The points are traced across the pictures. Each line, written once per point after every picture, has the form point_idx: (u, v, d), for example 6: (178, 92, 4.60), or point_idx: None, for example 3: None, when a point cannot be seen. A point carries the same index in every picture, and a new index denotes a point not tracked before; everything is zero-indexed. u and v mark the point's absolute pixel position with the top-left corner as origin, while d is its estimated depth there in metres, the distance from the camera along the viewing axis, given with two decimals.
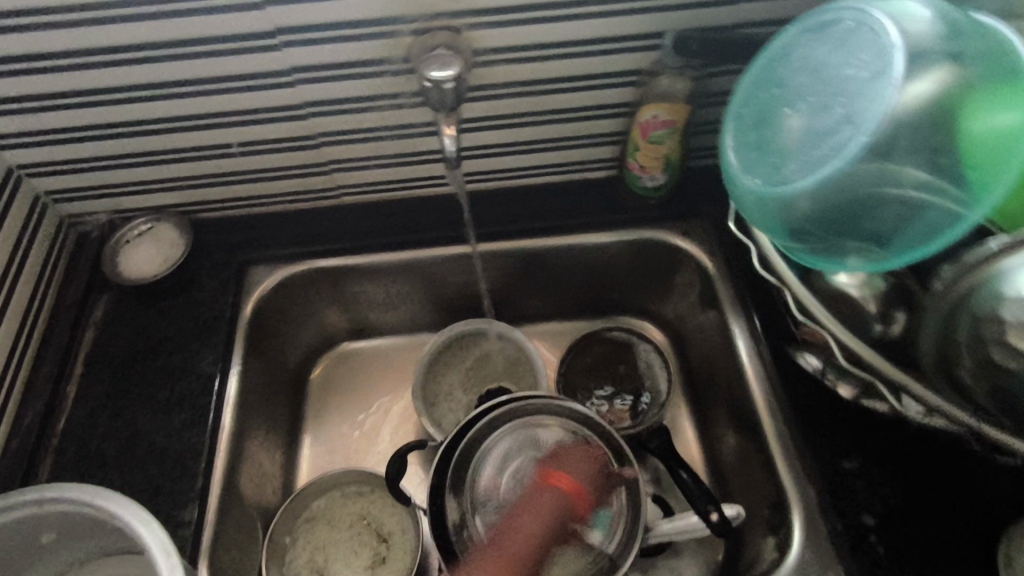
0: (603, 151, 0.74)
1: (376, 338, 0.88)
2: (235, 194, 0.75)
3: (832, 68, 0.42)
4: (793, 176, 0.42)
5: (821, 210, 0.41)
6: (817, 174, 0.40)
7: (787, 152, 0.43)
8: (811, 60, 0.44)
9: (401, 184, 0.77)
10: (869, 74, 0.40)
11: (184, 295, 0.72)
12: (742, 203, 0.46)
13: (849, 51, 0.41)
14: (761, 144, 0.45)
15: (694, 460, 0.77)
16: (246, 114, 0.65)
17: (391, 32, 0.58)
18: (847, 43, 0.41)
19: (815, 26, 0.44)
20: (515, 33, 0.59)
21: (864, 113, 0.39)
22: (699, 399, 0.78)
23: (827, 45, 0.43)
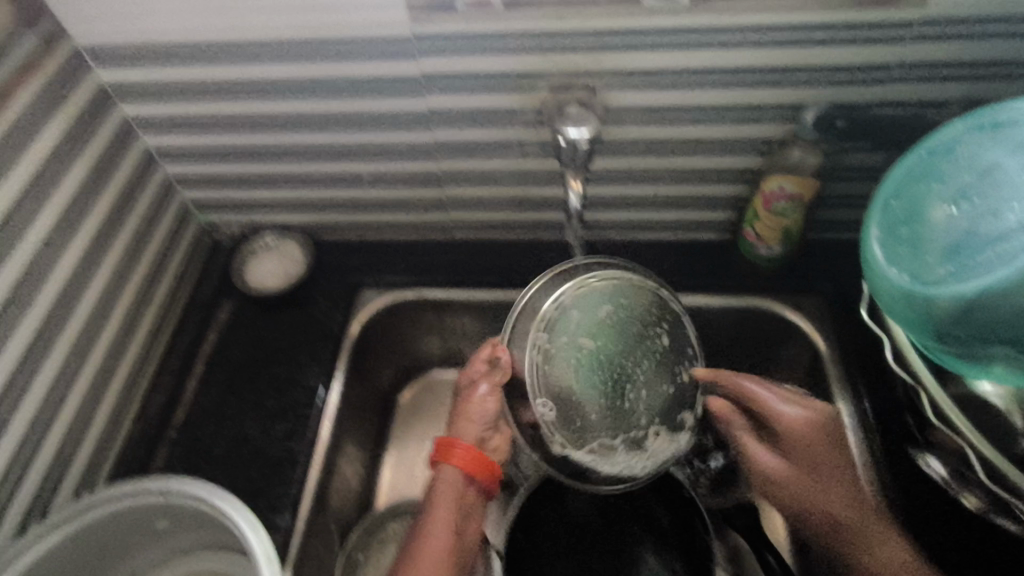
0: (719, 215, 0.73)
1: (466, 369, 0.90)
2: (358, 219, 0.80)
3: (1010, 174, 0.41)
4: (948, 275, 0.41)
5: (979, 316, 0.40)
6: (980, 277, 0.39)
7: (946, 251, 0.42)
8: (980, 160, 0.43)
9: (512, 226, 0.79)
10: None
11: (299, 309, 0.77)
12: (883, 293, 0.45)
13: None
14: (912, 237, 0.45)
15: (778, 542, 0.72)
16: (381, 149, 0.70)
17: (529, 87, 0.61)
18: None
19: (987, 126, 0.44)
20: (648, 96, 0.61)
21: None
22: None
23: (1003, 149, 0.42)
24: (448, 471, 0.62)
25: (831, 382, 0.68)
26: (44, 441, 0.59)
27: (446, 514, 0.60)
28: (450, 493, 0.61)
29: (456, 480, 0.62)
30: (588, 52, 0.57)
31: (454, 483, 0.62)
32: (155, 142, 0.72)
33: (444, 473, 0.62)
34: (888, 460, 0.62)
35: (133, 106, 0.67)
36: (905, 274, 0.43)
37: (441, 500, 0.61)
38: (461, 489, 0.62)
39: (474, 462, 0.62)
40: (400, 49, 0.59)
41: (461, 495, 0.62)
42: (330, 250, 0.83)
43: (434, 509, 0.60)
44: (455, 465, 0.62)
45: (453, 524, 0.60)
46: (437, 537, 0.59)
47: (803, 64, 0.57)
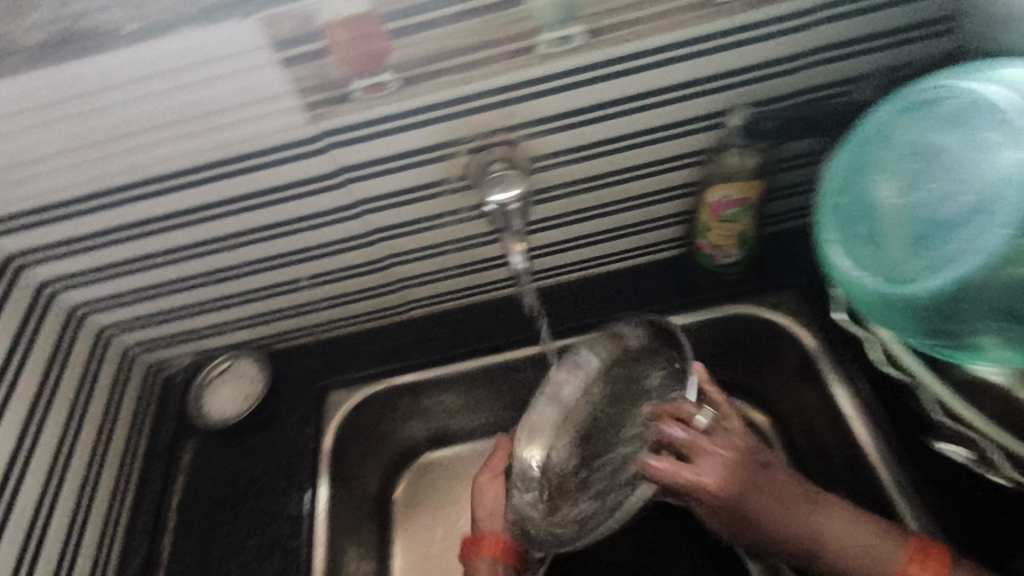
0: (672, 233, 0.71)
1: (457, 445, 0.85)
2: (310, 321, 0.76)
3: (951, 151, 0.40)
4: (920, 272, 0.39)
5: (962, 305, 0.37)
6: (948, 268, 0.37)
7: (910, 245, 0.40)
8: (916, 143, 0.43)
9: (467, 291, 0.75)
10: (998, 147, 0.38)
11: (268, 431, 0.72)
12: (862, 304, 0.43)
13: (969, 129, 0.40)
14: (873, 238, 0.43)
15: None
16: (314, 249, 0.66)
17: (450, 154, 0.58)
18: (964, 122, 0.40)
19: (919, 103, 0.43)
20: (572, 136, 0.58)
21: (997, 196, 0.36)
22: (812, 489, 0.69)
23: (938, 125, 0.42)
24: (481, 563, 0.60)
25: (823, 373, 0.65)
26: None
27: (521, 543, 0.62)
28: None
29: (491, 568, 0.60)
30: (499, 108, 0.55)
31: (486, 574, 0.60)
32: (76, 297, 0.67)
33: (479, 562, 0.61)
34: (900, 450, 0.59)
35: (41, 266, 0.63)
36: (876, 279, 0.41)
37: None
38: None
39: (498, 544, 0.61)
40: (306, 148, 0.56)
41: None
42: (287, 359, 0.78)
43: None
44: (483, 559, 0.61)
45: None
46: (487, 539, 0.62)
47: (716, 72, 0.55)
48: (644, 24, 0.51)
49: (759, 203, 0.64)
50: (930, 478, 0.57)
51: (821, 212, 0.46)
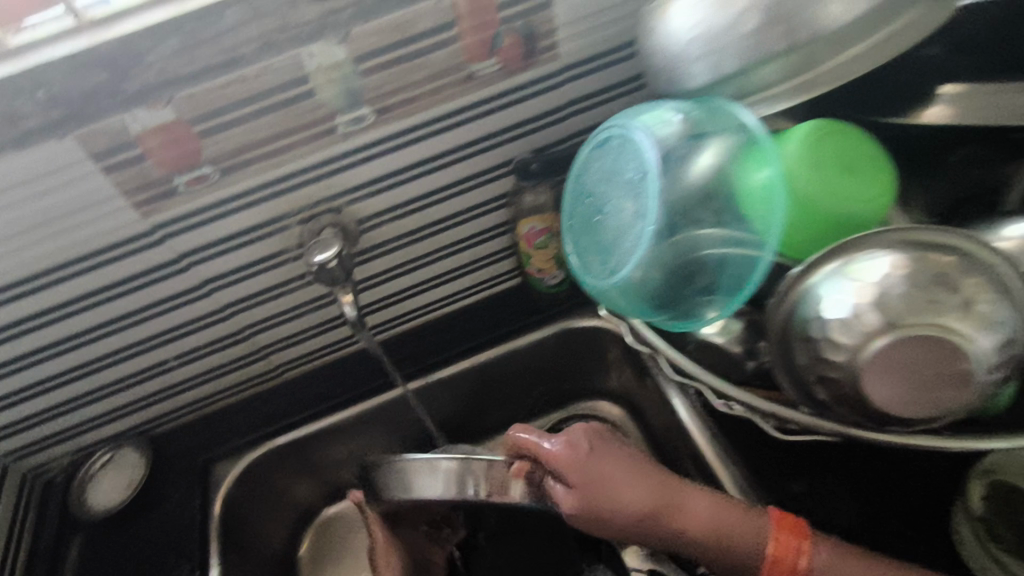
0: (504, 266, 0.81)
1: (353, 497, 0.90)
2: (185, 401, 0.80)
3: (621, 175, 0.52)
4: (621, 265, 0.51)
5: (648, 284, 0.51)
6: (631, 260, 0.50)
7: (611, 251, 0.52)
8: (602, 171, 0.54)
9: (334, 347, 0.82)
10: (642, 175, 0.50)
11: (153, 513, 0.75)
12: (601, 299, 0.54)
13: (627, 160, 0.52)
14: (591, 249, 0.55)
15: None
16: (175, 331, 0.71)
17: (281, 228, 0.66)
18: (623, 154, 0.52)
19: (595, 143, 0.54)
20: (387, 197, 0.67)
21: (648, 206, 0.49)
22: None
23: (609, 157, 0.53)
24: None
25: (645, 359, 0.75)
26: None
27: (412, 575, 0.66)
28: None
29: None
30: (316, 182, 0.63)
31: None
32: None
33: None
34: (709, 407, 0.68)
35: None
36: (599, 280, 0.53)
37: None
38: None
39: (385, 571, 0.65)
40: (144, 241, 0.62)
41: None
42: (168, 442, 0.81)
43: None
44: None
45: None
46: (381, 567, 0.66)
47: (496, 129, 0.66)
48: (420, 99, 0.61)
49: None
50: (733, 424, 0.66)
51: (563, 234, 0.58)
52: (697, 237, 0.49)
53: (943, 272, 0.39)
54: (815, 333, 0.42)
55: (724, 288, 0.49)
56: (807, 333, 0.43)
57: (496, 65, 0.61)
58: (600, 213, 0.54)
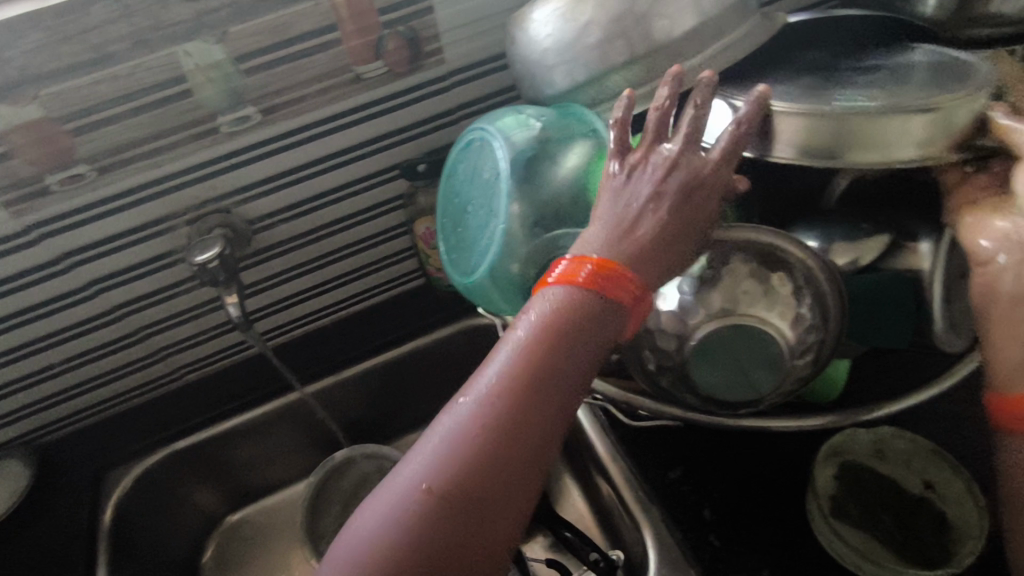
0: (408, 266, 0.82)
1: (262, 500, 0.90)
2: (75, 407, 0.77)
3: (482, 175, 0.57)
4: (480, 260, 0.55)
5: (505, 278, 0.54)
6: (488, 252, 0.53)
7: (474, 248, 0.56)
8: (468, 173, 0.58)
9: (237, 348, 0.81)
10: (495, 175, 0.54)
11: (38, 523, 0.72)
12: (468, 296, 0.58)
13: (486, 160, 0.56)
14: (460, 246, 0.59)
15: (588, 524, 0.82)
16: (56, 335, 0.69)
17: (169, 228, 0.65)
18: (483, 155, 0.56)
19: (462, 145, 0.59)
20: (279, 197, 0.67)
21: (499, 204, 0.53)
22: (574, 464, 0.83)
23: (473, 159, 0.58)
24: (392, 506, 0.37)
25: None
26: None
27: (442, 542, 0.36)
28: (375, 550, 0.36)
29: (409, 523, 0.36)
30: (202, 182, 0.63)
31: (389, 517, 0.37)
32: None
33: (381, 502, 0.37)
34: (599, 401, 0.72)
35: None
36: (463, 277, 0.57)
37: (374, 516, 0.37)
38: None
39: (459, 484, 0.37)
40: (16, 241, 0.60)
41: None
42: (59, 450, 0.78)
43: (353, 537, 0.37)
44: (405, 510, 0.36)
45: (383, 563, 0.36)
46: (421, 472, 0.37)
47: (387, 131, 0.67)
48: (306, 101, 0.62)
49: None
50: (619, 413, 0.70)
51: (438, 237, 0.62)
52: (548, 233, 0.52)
53: (758, 263, 0.47)
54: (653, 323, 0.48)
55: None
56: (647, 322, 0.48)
57: (382, 67, 0.63)
58: (467, 211, 0.58)
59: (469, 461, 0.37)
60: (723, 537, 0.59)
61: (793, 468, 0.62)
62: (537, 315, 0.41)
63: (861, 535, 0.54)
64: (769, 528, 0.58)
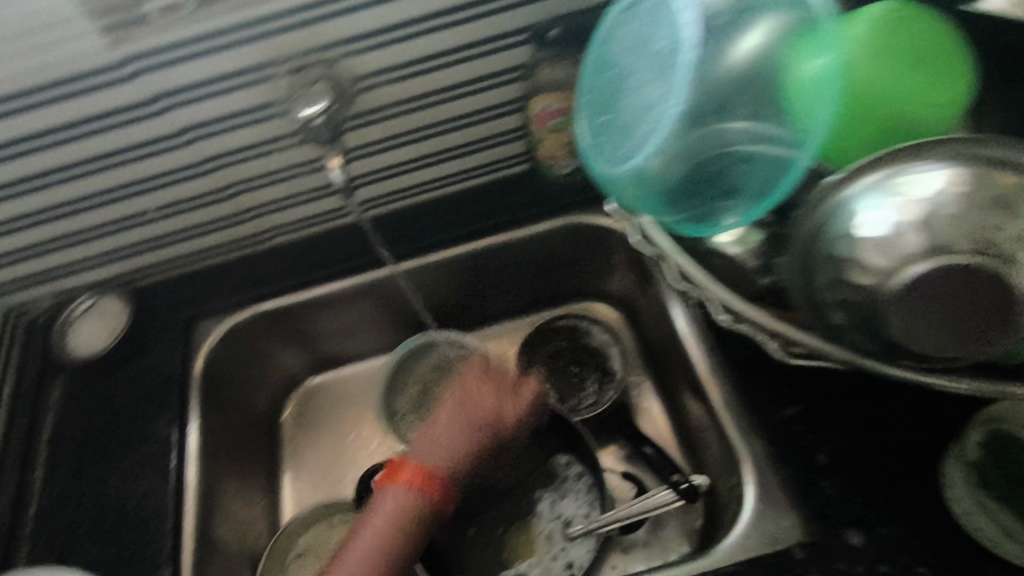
0: (514, 148, 0.75)
1: (340, 368, 0.91)
2: (168, 255, 0.77)
3: (649, 43, 0.47)
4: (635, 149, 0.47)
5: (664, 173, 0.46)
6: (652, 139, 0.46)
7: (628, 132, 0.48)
8: (630, 40, 0.49)
9: (328, 217, 0.78)
10: (673, 46, 0.45)
11: (134, 364, 0.74)
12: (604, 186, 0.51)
13: (659, 25, 0.47)
14: (603, 128, 0.51)
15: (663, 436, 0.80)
16: (151, 179, 0.67)
17: (269, 76, 0.59)
18: (655, 19, 0.47)
19: (628, 3, 0.49)
20: (389, 53, 0.60)
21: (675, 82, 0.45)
22: (659, 373, 0.81)
23: (639, 21, 0.48)
24: (398, 487, 0.58)
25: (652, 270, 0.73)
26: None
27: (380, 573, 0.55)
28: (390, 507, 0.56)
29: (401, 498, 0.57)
30: (305, 28, 0.57)
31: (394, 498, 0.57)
32: None
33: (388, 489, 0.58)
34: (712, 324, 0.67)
35: None
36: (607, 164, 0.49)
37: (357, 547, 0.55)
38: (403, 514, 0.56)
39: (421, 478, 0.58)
40: (113, 74, 0.56)
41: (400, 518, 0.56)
42: (151, 295, 0.79)
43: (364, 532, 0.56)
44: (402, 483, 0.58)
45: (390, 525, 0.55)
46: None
47: None
48: None
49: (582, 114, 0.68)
50: (732, 338, 0.66)
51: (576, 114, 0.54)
52: (727, 129, 0.45)
53: (1003, 194, 0.38)
54: (843, 251, 0.41)
55: (748, 191, 0.45)
56: (836, 251, 0.42)
57: None
58: (620, 88, 0.50)
59: (445, 451, 0.61)
60: (839, 486, 0.55)
61: (933, 424, 0.56)
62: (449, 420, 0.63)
63: (1010, 517, 0.49)
64: (889, 484, 0.54)
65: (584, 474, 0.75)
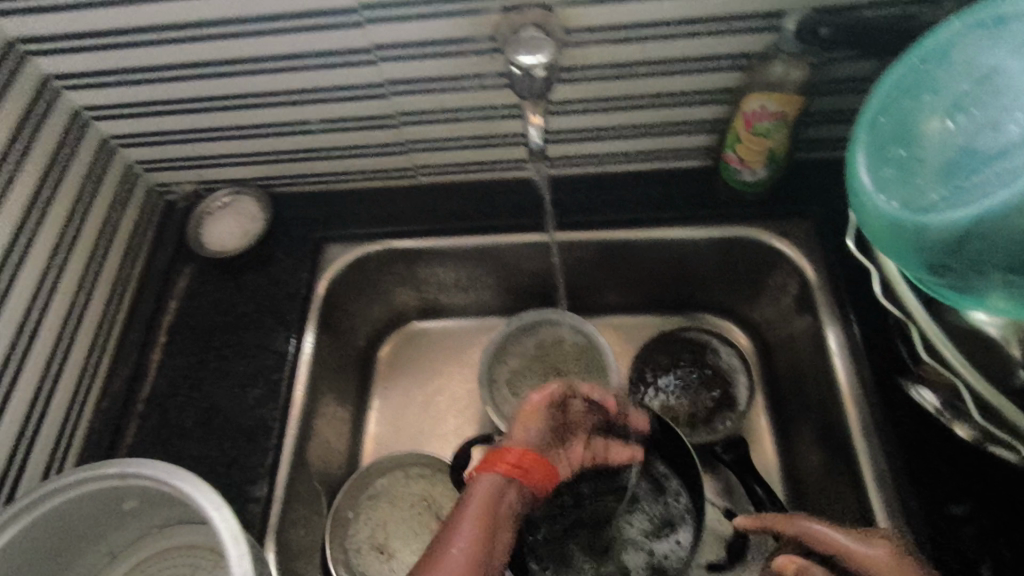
0: (698, 141, 0.69)
1: (445, 319, 0.87)
2: (313, 170, 0.75)
3: (1010, 78, 0.38)
4: (942, 200, 0.37)
5: (971, 248, 0.36)
6: (977, 201, 0.35)
7: (937, 173, 0.39)
8: (977, 65, 0.40)
9: (481, 166, 0.74)
10: None
11: (263, 270, 0.73)
12: (871, 226, 0.42)
13: None
14: (897, 160, 0.41)
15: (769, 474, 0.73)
16: (328, 91, 0.64)
17: (481, 10, 0.55)
18: None
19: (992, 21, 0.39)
20: (614, 12, 0.54)
21: None
22: (782, 410, 0.74)
23: (1007, 47, 0.38)
24: (488, 475, 0.56)
25: (822, 309, 0.65)
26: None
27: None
28: (485, 498, 0.54)
29: (500, 485, 0.56)
30: None
31: (490, 488, 0.55)
32: (82, 100, 0.65)
33: (483, 477, 0.56)
34: (877, 387, 0.60)
35: (49, 60, 0.60)
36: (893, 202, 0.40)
37: (462, 522, 0.52)
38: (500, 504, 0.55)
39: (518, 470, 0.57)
40: None
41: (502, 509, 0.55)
42: (289, 205, 0.77)
43: (460, 515, 0.53)
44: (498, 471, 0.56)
45: (491, 510, 0.54)
46: (452, 560, 0.50)
47: None
48: None
49: (795, 122, 0.61)
50: (902, 407, 0.58)
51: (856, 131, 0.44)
52: None
53: None
54: None
55: None
56: None
57: None
58: (941, 120, 0.40)
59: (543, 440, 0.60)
60: None
61: None
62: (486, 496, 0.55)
63: None
64: None
65: (683, 494, 0.65)
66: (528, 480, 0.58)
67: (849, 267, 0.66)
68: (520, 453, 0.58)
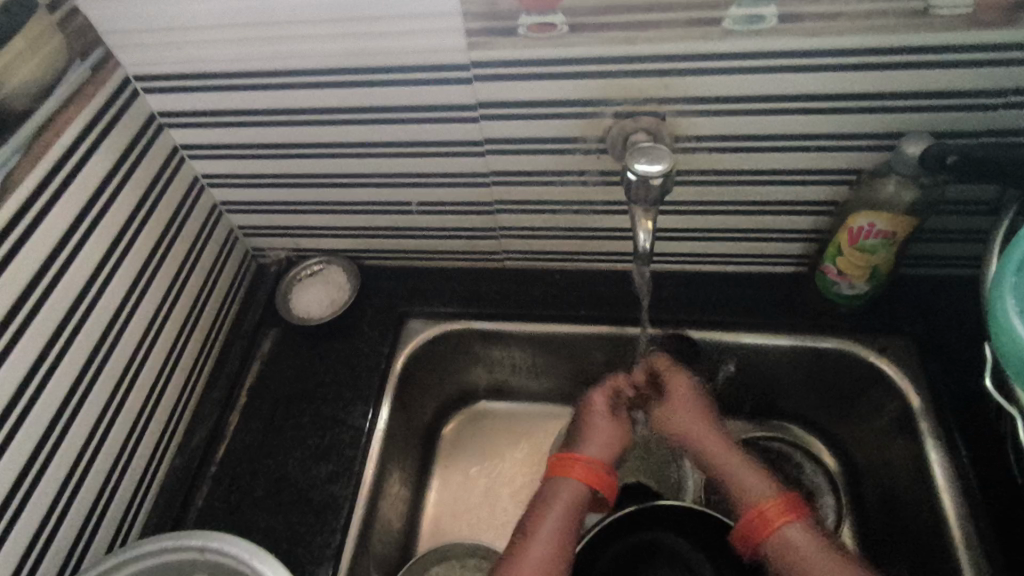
0: (794, 248, 0.68)
1: (512, 402, 0.86)
2: (404, 247, 0.77)
3: None
4: None
5: None
6: None
7: None
8: None
9: (568, 255, 0.75)
10: None
11: (345, 341, 0.74)
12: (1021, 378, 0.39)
13: None
14: None
15: None
16: (433, 176, 0.66)
17: (594, 114, 0.57)
18: None
19: None
20: (727, 122, 0.55)
21: None
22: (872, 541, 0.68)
23: None
24: (570, 481, 0.60)
25: (923, 437, 0.61)
26: (68, 511, 0.54)
27: None
28: (572, 500, 0.59)
29: (577, 490, 0.59)
30: (659, 77, 0.53)
31: (573, 495, 0.59)
32: (202, 168, 0.69)
33: (564, 482, 0.60)
34: (993, 536, 0.55)
35: (181, 132, 0.65)
36: None
37: (548, 523, 0.57)
38: (583, 506, 0.59)
39: (596, 476, 0.60)
40: (456, 74, 0.55)
41: (579, 503, 0.59)
42: (374, 278, 0.79)
43: (545, 515, 0.57)
44: (574, 476, 0.60)
45: (574, 511, 0.58)
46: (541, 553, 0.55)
47: (903, 89, 0.51)
48: (839, 19, 0.48)
49: (904, 240, 0.59)
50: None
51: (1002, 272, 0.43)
52: None
53: None
54: None
55: None
56: None
57: (966, 7, 0.46)
58: None
59: (614, 441, 0.64)
60: None
61: None
62: (557, 496, 0.59)
63: None
64: None
65: None
66: (602, 479, 0.61)
67: (957, 396, 0.62)
68: (598, 459, 0.62)
